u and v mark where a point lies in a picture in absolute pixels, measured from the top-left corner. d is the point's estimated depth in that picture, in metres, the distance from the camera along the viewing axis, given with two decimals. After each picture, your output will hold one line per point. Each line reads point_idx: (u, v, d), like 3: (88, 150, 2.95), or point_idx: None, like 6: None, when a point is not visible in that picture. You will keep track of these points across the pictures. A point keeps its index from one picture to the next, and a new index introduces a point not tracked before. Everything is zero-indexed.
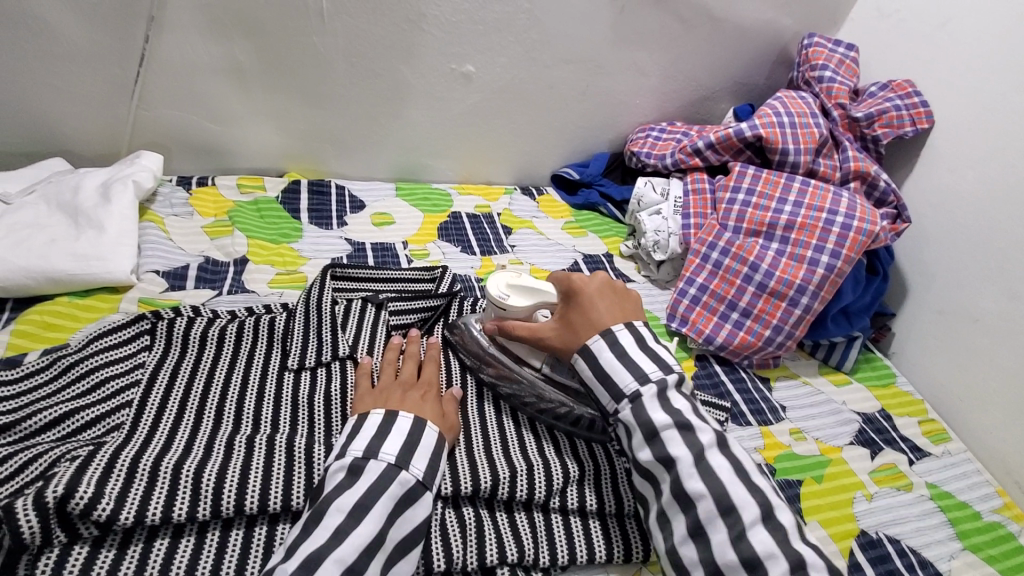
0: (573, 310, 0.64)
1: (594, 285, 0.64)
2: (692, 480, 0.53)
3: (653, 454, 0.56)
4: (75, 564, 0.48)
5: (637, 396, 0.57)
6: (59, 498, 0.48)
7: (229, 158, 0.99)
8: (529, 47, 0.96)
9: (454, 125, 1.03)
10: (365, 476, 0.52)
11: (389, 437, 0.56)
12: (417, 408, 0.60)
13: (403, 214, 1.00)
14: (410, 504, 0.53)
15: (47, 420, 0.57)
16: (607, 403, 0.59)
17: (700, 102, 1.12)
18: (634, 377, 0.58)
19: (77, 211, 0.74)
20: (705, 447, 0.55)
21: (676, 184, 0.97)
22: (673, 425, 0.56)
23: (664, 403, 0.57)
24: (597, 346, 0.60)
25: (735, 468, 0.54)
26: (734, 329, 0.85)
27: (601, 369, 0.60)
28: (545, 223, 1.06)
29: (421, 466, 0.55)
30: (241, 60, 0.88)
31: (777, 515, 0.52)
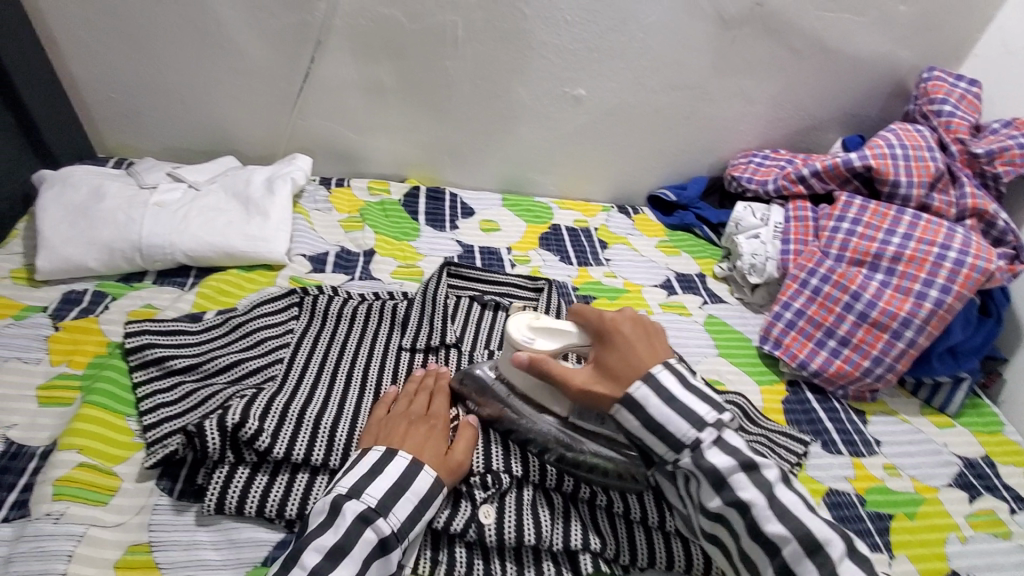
0: (610, 356, 0.59)
1: (624, 319, 0.61)
2: (748, 493, 0.54)
3: (723, 500, 0.55)
4: (238, 483, 0.59)
5: (696, 444, 0.55)
6: (235, 424, 0.59)
7: (360, 164, 1.13)
8: (640, 73, 1.02)
9: (561, 144, 1.11)
10: (338, 523, 0.53)
11: (378, 478, 0.56)
12: (418, 448, 0.60)
13: (508, 222, 1.08)
14: (381, 553, 0.54)
15: (221, 365, 0.69)
16: (663, 453, 0.57)
17: (806, 131, 1.13)
18: (691, 426, 0.55)
19: (249, 200, 0.89)
20: (772, 483, 0.55)
21: (776, 210, 0.98)
22: (738, 467, 0.54)
23: (720, 444, 0.55)
24: (642, 395, 0.56)
25: (802, 501, 0.54)
26: (830, 357, 0.85)
27: (652, 421, 0.56)
28: (639, 240, 1.10)
29: (399, 517, 0.55)
30: (383, 79, 1.01)
31: (819, 509, 0.55)
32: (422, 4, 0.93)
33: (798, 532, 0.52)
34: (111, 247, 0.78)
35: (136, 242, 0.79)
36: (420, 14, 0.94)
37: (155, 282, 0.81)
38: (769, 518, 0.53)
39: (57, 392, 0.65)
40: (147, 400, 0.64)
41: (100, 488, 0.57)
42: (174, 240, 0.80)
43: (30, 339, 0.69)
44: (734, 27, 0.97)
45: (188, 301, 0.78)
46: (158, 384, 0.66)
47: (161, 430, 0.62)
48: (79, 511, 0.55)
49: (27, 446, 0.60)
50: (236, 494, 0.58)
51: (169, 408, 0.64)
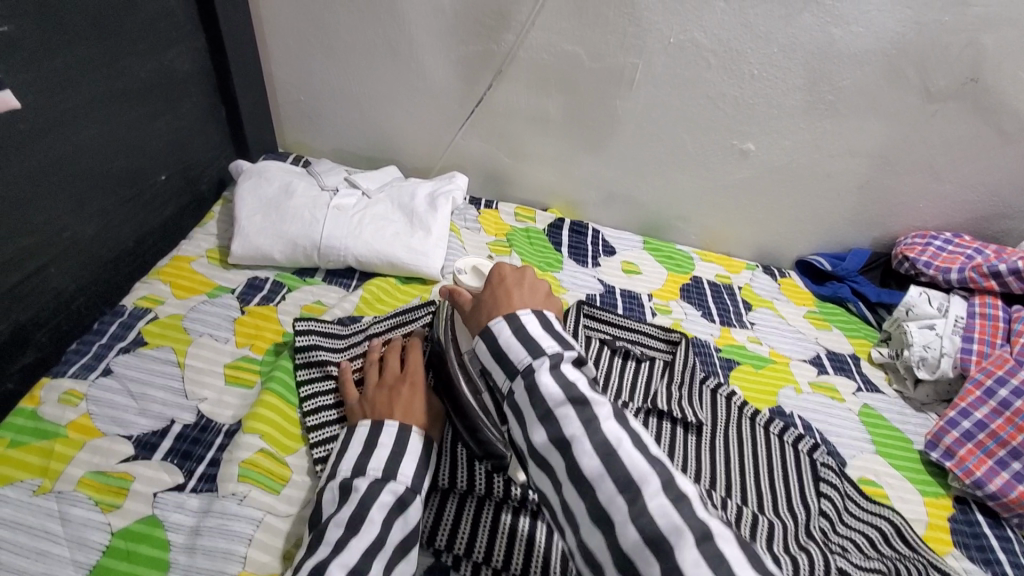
0: (488, 292, 0.59)
1: (518, 272, 0.60)
2: (572, 429, 0.46)
3: (546, 435, 0.47)
4: None
5: (529, 370, 0.50)
6: None
7: (508, 189, 1.16)
8: (819, 136, 0.96)
9: (715, 196, 1.08)
10: (353, 496, 0.53)
11: (375, 453, 0.57)
12: (403, 410, 0.61)
13: (649, 267, 1.06)
14: (400, 512, 0.54)
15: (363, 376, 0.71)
16: (500, 382, 0.53)
17: (997, 218, 1.02)
18: (528, 352, 0.51)
19: (413, 213, 0.93)
20: (601, 418, 0.47)
21: (957, 303, 0.90)
22: (568, 400, 0.47)
23: (555, 371, 0.50)
24: (497, 326, 0.54)
25: (633, 440, 0.46)
26: (1013, 481, 0.75)
27: (497, 348, 0.53)
28: (786, 306, 1.04)
29: (407, 474, 0.56)
30: (550, 110, 1.03)
31: (648, 447, 0.46)
32: (606, 44, 0.94)
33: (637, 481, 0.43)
34: (294, 242, 0.84)
35: (317, 240, 0.85)
36: (602, 53, 0.95)
37: (324, 279, 0.87)
38: (587, 452, 0.45)
39: (241, 373, 0.70)
40: (310, 401, 0.67)
41: (274, 477, 0.61)
42: (348, 244, 0.86)
43: (220, 318, 0.76)
44: (939, 100, 0.90)
45: (351, 303, 0.82)
46: (319, 385, 0.69)
47: (324, 433, 0.64)
48: (258, 497, 0.58)
49: (214, 421, 0.65)
50: None
51: (331, 412, 0.66)
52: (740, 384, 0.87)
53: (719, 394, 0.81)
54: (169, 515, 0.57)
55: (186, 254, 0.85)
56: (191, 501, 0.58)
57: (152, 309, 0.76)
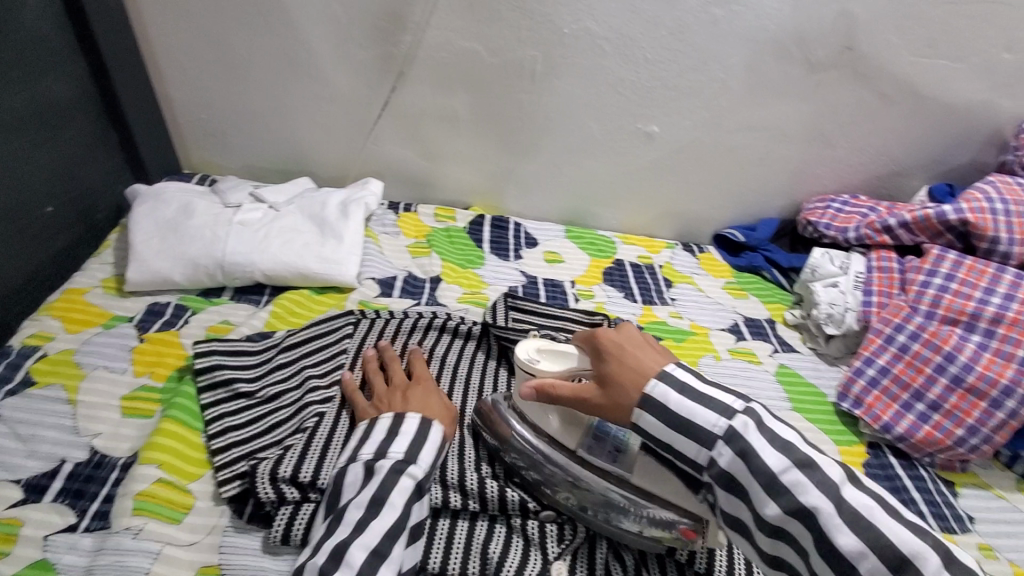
0: (608, 362, 0.57)
1: (622, 333, 0.59)
2: (811, 498, 0.47)
3: (782, 507, 0.47)
4: (301, 521, 0.58)
5: (733, 434, 0.51)
6: (287, 476, 0.60)
7: (427, 191, 1.15)
8: (716, 112, 1.00)
9: (629, 180, 1.10)
10: (375, 477, 0.55)
11: (396, 438, 0.58)
12: (424, 406, 0.63)
13: (572, 255, 1.07)
14: (418, 498, 0.56)
15: (271, 394, 0.69)
16: (697, 454, 0.52)
17: (889, 177, 1.07)
18: (722, 414, 0.52)
19: (323, 222, 0.91)
20: (839, 484, 0.47)
21: (857, 259, 0.94)
22: (794, 466, 0.48)
23: (762, 429, 0.50)
24: (660, 392, 0.53)
25: (880, 502, 0.46)
26: (918, 422, 0.79)
27: (676, 419, 0.53)
28: (705, 280, 1.08)
29: (426, 464, 0.58)
30: (458, 109, 1.03)
31: (903, 514, 0.46)
32: (503, 38, 0.94)
33: (873, 546, 0.44)
34: (196, 263, 0.82)
35: (220, 258, 0.82)
36: (501, 48, 0.95)
37: (233, 298, 0.84)
38: (840, 527, 0.45)
39: (138, 403, 0.67)
40: (215, 423, 0.65)
41: (175, 505, 0.59)
42: (254, 260, 0.83)
43: (118, 349, 0.73)
44: (820, 70, 0.95)
45: (261, 318, 0.80)
46: (225, 407, 0.67)
47: (230, 455, 0.63)
48: (157, 528, 0.57)
49: (110, 456, 0.62)
50: (302, 524, 0.58)
51: (237, 433, 0.65)
52: None
53: None
54: (62, 557, 0.54)
55: (80, 286, 0.81)
56: (84, 541, 0.56)
57: (41, 347, 0.71)
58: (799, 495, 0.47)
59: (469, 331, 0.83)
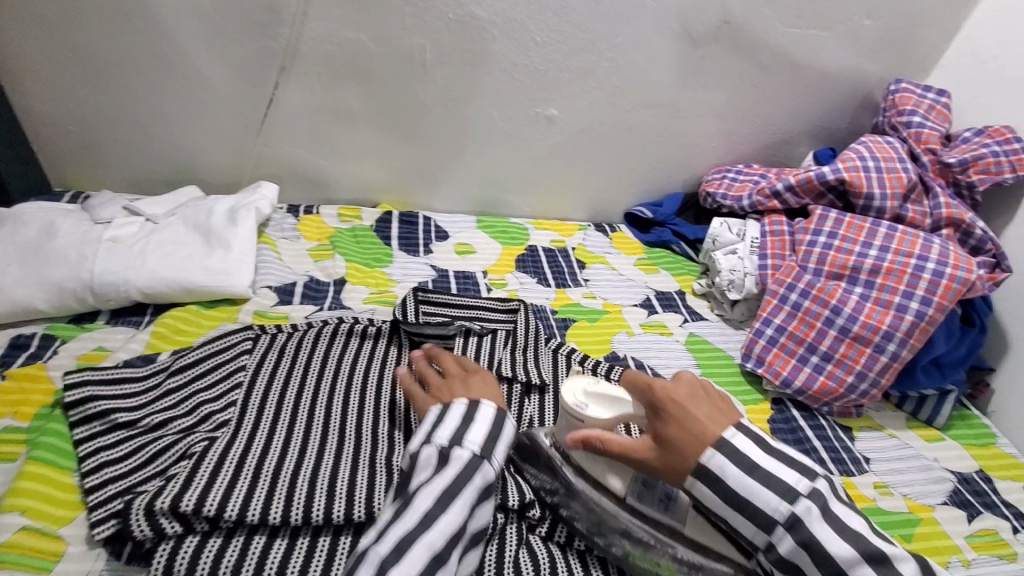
0: (665, 424, 0.53)
1: (682, 385, 0.54)
2: None
3: None
4: (185, 553, 0.53)
5: (795, 520, 0.48)
6: (167, 506, 0.54)
7: (330, 191, 1.10)
8: (610, 92, 1.01)
9: (534, 165, 1.10)
10: (451, 469, 0.53)
11: (471, 425, 0.56)
12: (484, 393, 0.61)
13: (484, 245, 1.06)
14: (485, 499, 0.54)
15: (156, 422, 0.63)
16: (754, 534, 0.50)
17: (778, 145, 1.13)
18: (782, 498, 0.48)
19: (210, 231, 0.85)
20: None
21: (753, 226, 0.98)
22: (865, 560, 0.46)
23: (828, 516, 0.48)
24: (718, 464, 0.50)
25: None
26: (814, 373, 0.83)
27: (735, 496, 0.50)
28: (617, 258, 1.09)
29: (499, 459, 0.56)
30: (352, 103, 0.99)
31: None
32: (388, 26, 0.91)
33: None
34: (61, 287, 0.74)
35: (89, 279, 0.75)
36: (387, 37, 0.92)
37: (109, 322, 0.78)
38: None
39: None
40: (89, 459, 0.60)
41: (44, 554, 0.54)
42: (130, 278, 0.77)
43: None
44: (703, 45, 0.98)
45: (141, 340, 0.74)
46: (103, 440, 0.61)
47: (105, 492, 0.58)
48: None
49: None
50: (186, 558, 0.53)
51: (114, 468, 0.59)
52: (577, 340, 0.89)
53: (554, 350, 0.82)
54: None
55: None
56: None
57: None
58: None
59: (379, 331, 0.80)
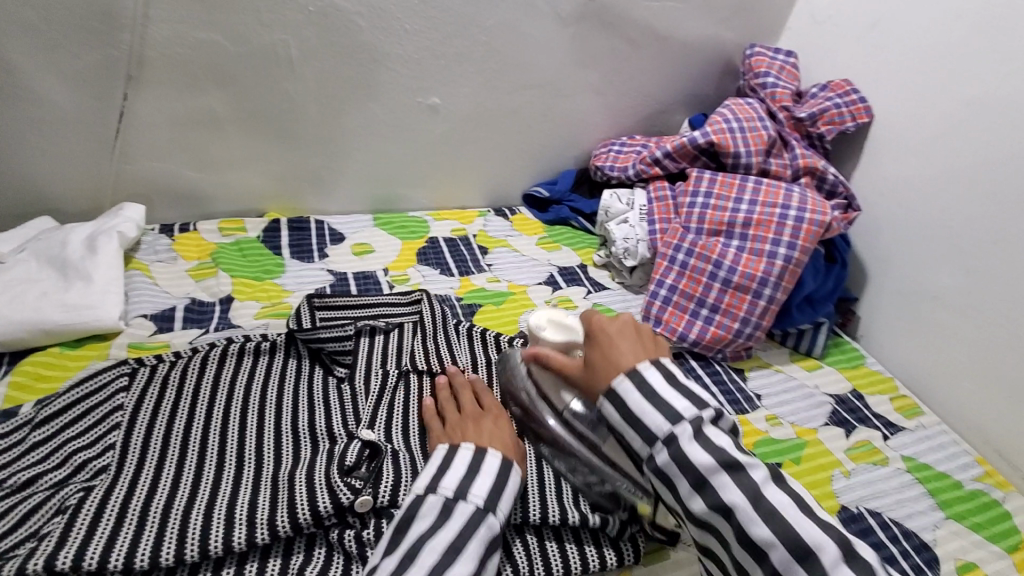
0: (591, 352, 0.60)
1: (613, 322, 0.61)
2: (731, 495, 0.51)
3: (706, 504, 0.51)
4: None
5: (671, 438, 0.53)
6: (41, 567, 0.50)
7: (208, 205, 1.02)
8: (490, 75, 1.02)
9: (425, 156, 1.08)
10: (455, 520, 0.54)
11: (448, 472, 0.58)
12: (495, 438, 0.63)
13: (382, 242, 1.04)
14: (495, 549, 0.55)
15: (21, 480, 0.58)
16: (640, 449, 0.55)
17: (657, 115, 1.18)
18: (666, 418, 0.54)
19: (66, 264, 0.78)
20: (760, 485, 0.51)
21: (640, 194, 1.02)
22: (720, 467, 0.51)
23: (700, 437, 0.53)
24: (623, 389, 0.56)
25: (796, 502, 0.51)
26: (705, 325, 0.88)
27: (629, 412, 0.55)
28: (519, 241, 1.10)
29: (504, 509, 0.57)
30: (218, 109, 0.93)
31: (816, 513, 0.51)
32: (244, 24, 0.86)
33: (784, 536, 0.49)
34: None
35: None
36: (245, 35, 0.87)
37: None
38: (754, 521, 0.50)
39: None
40: None
41: None
42: None
43: None
44: (571, 23, 1.00)
45: None
46: None
47: None
48: None
49: None
50: None
51: None
52: (486, 324, 0.90)
53: (463, 331, 0.83)
54: None
55: None
56: None
57: None
58: (720, 492, 0.51)
59: (273, 345, 0.76)
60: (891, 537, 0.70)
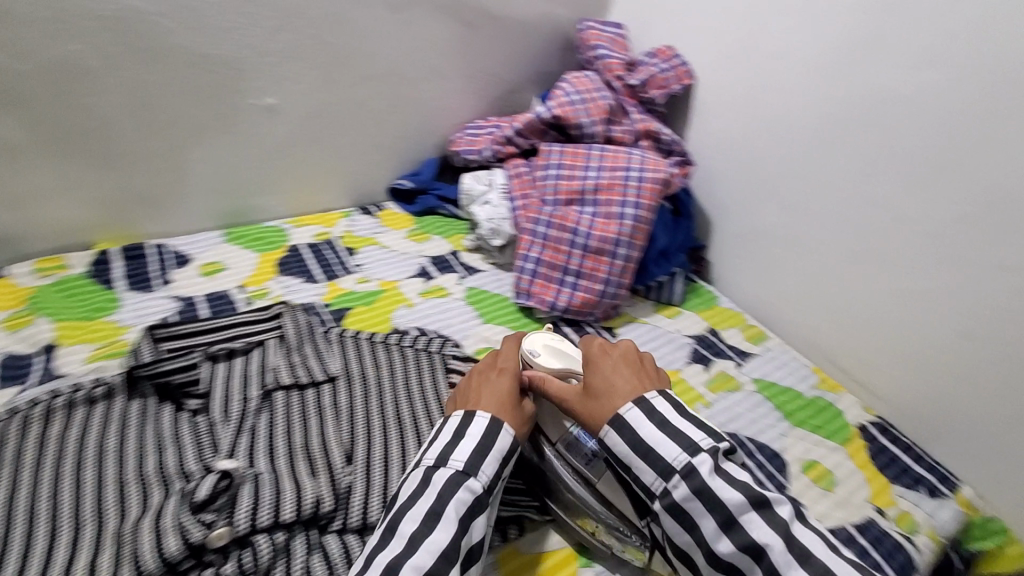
0: (592, 377, 0.65)
1: (597, 349, 0.68)
2: (760, 533, 0.54)
3: (734, 544, 0.55)
4: None
5: (691, 469, 0.57)
6: None
7: (16, 245, 0.89)
8: (327, 69, 0.98)
9: (273, 161, 1.02)
10: (433, 487, 0.58)
11: (463, 442, 0.61)
12: (496, 406, 0.64)
13: (236, 259, 0.97)
14: (473, 516, 0.57)
15: None
16: (652, 481, 0.59)
17: (508, 95, 1.19)
18: (682, 449, 0.58)
19: None
20: (789, 523, 0.55)
21: (499, 173, 1.04)
22: (750, 506, 0.55)
23: (721, 473, 0.57)
24: (633, 417, 0.60)
25: (825, 542, 0.55)
26: (572, 291, 0.92)
27: (642, 443, 0.59)
28: (387, 237, 1.08)
29: (486, 474, 0.60)
30: (6, 135, 0.81)
31: (843, 552, 0.54)
32: (20, 36, 0.75)
33: (821, 574, 0.52)
34: None
35: None
36: (24, 49, 0.76)
37: None
38: (790, 564, 0.53)
39: None
40: None
41: None
42: None
43: None
44: (403, 9, 0.99)
45: None
46: None
47: None
48: None
49: None
50: None
51: None
52: (357, 326, 0.87)
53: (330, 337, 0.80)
54: None
55: None
56: None
57: None
58: (749, 530, 0.54)
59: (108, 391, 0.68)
60: (749, 454, 0.78)
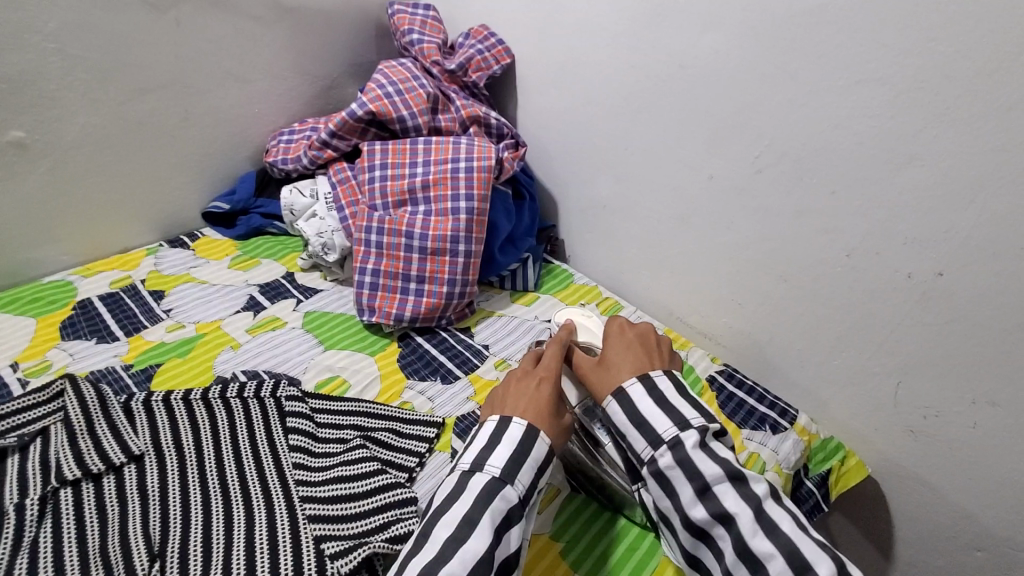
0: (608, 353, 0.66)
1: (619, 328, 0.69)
2: (731, 504, 0.54)
3: (706, 510, 0.55)
4: None
5: (676, 442, 0.57)
6: None
7: None
8: (83, 86, 0.82)
9: (38, 202, 0.85)
10: (471, 491, 0.55)
11: (498, 449, 0.58)
12: (534, 397, 0.63)
13: (5, 329, 0.80)
14: (511, 526, 0.54)
15: None
16: (641, 450, 0.59)
17: (327, 92, 1.08)
18: (672, 423, 0.58)
19: None
20: (761, 498, 0.55)
21: (322, 182, 0.96)
22: (725, 477, 0.55)
23: (703, 448, 0.57)
24: (635, 391, 0.61)
25: (796, 521, 0.53)
26: (417, 298, 0.87)
27: (636, 414, 0.60)
28: (205, 270, 0.94)
29: (525, 481, 0.57)
30: None
31: (811, 531, 0.53)
32: None
33: (783, 547, 0.51)
34: None
35: None
36: None
37: None
38: (757, 535, 0.53)
39: None
40: None
41: None
42: None
43: None
44: (168, 6, 0.85)
45: None
46: None
47: None
48: None
49: None
50: None
51: None
52: (167, 385, 0.75)
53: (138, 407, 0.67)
54: None
55: None
56: None
57: None
58: (721, 499, 0.54)
59: None
60: None
